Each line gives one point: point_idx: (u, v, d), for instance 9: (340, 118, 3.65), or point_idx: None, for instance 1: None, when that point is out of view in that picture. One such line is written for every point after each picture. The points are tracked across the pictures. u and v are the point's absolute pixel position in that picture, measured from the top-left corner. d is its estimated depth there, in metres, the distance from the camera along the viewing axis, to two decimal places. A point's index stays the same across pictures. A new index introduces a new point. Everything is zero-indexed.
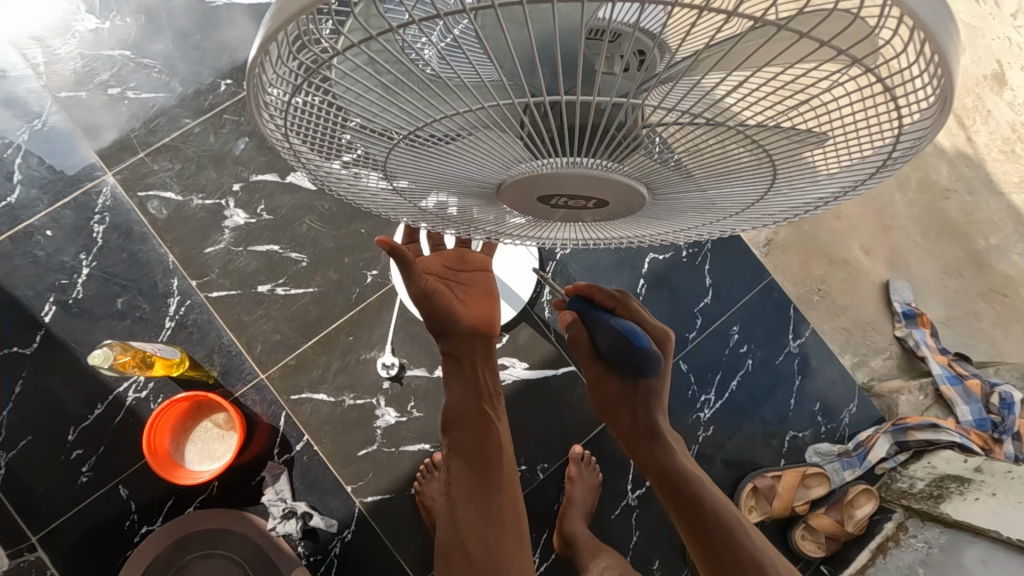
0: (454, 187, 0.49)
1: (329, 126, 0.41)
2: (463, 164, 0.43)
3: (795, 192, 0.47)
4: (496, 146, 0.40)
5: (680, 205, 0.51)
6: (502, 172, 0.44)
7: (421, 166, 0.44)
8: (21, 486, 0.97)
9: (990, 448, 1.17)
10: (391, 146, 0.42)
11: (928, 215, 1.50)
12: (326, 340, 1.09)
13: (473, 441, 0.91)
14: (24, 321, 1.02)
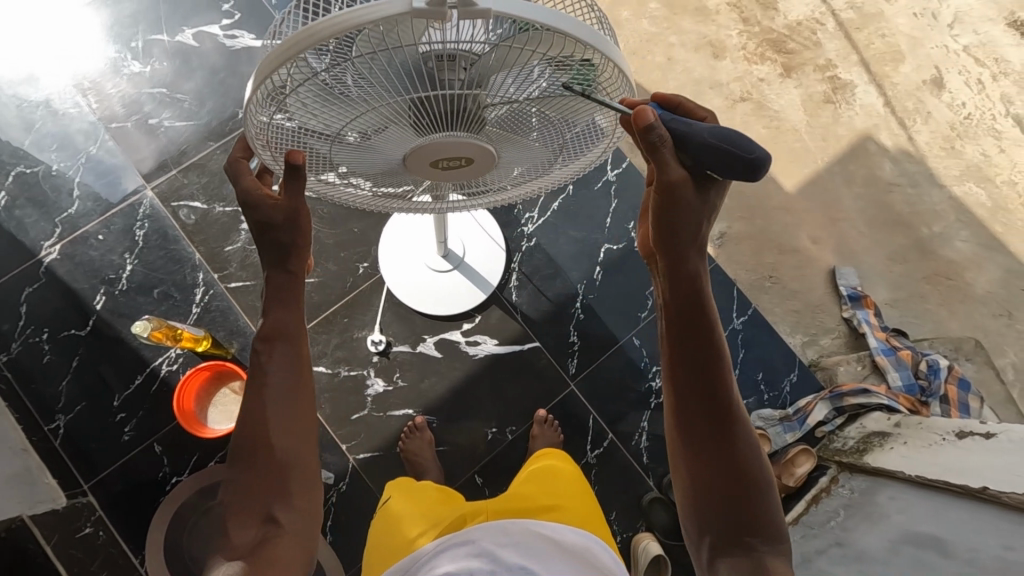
0: (383, 169, 0.65)
1: (294, 137, 0.56)
2: (381, 148, 0.59)
3: (598, 145, 0.64)
4: (398, 132, 0.55)
5: (524, 162, 0.67)
6: (404, 150, 0.59)
7: (356, 154, 0.60)
8: (77, 442, 1.18)
9: (917, 409, 1.32)
10: (329, 144, 0.57)
11: (872, 208, 1.65)
12: (326, 321, 1.29)
13: (291, 330, 0.63)
14: (81, 308, 1.24)
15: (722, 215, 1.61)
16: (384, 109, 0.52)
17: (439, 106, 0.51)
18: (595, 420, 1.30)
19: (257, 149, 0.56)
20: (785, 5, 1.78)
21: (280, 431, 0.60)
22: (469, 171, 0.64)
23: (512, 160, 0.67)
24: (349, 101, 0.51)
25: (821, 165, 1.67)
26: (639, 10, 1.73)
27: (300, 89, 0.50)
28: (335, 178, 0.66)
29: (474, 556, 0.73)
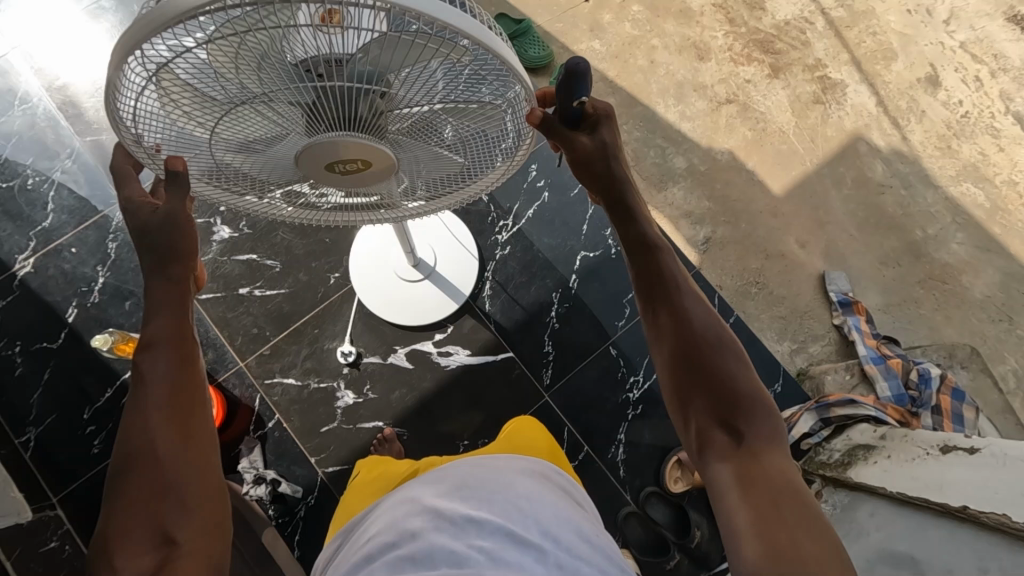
0: (282, 170, 0.64)
1: (177, 126, 0.54)
2: (274, 144, 0.57)
3: (507, 151, 0.63)
4: (288, 125, 0.54)
5: (436, 169, 0.67)
6: (298, 148, 0.58)
7: (248, 149, 0.58)
8: (46, 455, 1.18)
9: (907, 421, 1.24)
10: (221, 143, 0.57)
11: (863, 210, 1.60)
12: (295, 332, 1.27)
13: (168, 338, 0.62)
14: (52, 320, 1.24)
15: (706, 220, 1.57)
16: (268, 106, 0.51)
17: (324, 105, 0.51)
18: (570, 431, 1.27)
19: (138, 145, 0.55)
20: (772, 5, 1.74)
21: (168, 443, 0.57)
22: (371, 173, 0.62)
23: (424, 165, 0.66)
24: (231, 99, 0.50)
25: (809, 167, 1.63)
26: (620, 15, 1.71)
27: (174, 82, 0.49)
28: (236, 186, 0.65)
29: (417, 514, 0.63)
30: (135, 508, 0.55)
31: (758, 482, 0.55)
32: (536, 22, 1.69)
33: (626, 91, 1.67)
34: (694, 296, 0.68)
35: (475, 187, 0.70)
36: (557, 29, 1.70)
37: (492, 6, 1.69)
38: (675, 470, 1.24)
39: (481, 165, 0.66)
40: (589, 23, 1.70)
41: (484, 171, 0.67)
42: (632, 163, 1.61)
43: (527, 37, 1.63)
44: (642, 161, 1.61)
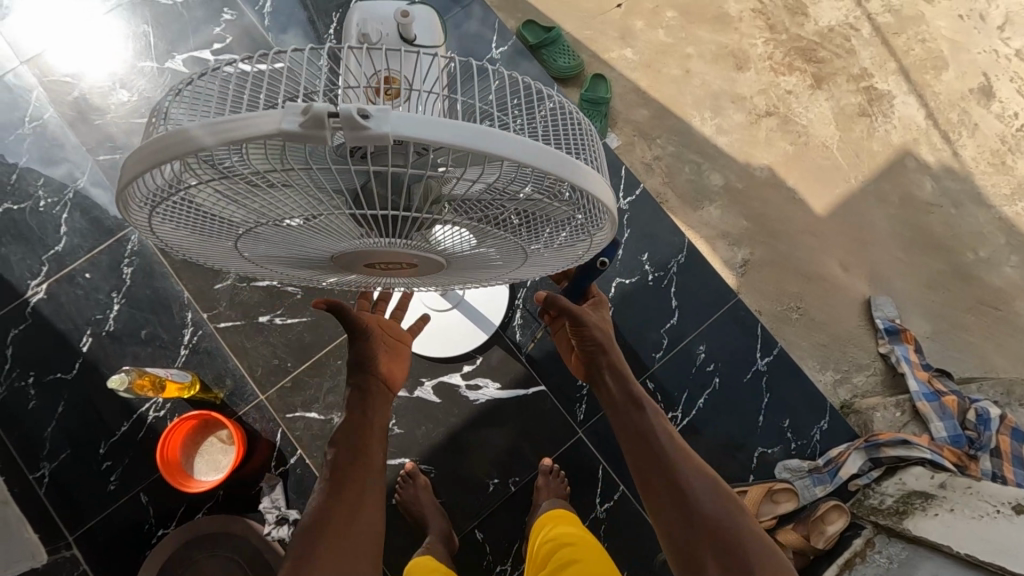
0: (318, 260, 0.58)
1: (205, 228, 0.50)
2: (309, 243, 0.52)
3: (570, 240, 0.56)
4: (324, 231, 0.49)
5: (483, 260, 0.62)
6: (335, 247, 0.52)
7: (281, 245, 0.53)
8: (61, 492, 1.14)
9: (965, 465, 1.17)
10: (249, 241, 0.52)
11: (910, 231, 1.51)
12: (318, 363, 1.22)
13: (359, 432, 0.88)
14: (66, 350, 1.19)
15: (744, 241, 1.49)
16: (302, 216, 0.46)
17: (374, 225, 0.46)
18: (604, 469, 1.21)
19: (155, 232, 0.51)
20: (815, 10, 1.64)
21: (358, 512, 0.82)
22: (415, 267, 0.57)
23: (475, 257, 0.60)
24: (266, 212, 0.46)
25: (853, 185, 1.54)
26: (654, 20, 1.62)
27: (201, 195, 0.44)
28: (264, 263, 0.61)
29: None
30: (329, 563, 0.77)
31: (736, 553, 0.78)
32: (566, 29, 1.61)
33: (660, 102, 1.58)
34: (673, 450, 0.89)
35: (523, 268, 0.66)
36: (588, 36, 1.61)
37: (519, 12, 1.61)
38: None
39: (539, 254, 0.60)
40: (621, 30, 1.62)
41: (542, 256, 0.60)
42: (666, 179, 1.53)
43: (556, 46, 1.55)
44: (676, 178, 1.53)
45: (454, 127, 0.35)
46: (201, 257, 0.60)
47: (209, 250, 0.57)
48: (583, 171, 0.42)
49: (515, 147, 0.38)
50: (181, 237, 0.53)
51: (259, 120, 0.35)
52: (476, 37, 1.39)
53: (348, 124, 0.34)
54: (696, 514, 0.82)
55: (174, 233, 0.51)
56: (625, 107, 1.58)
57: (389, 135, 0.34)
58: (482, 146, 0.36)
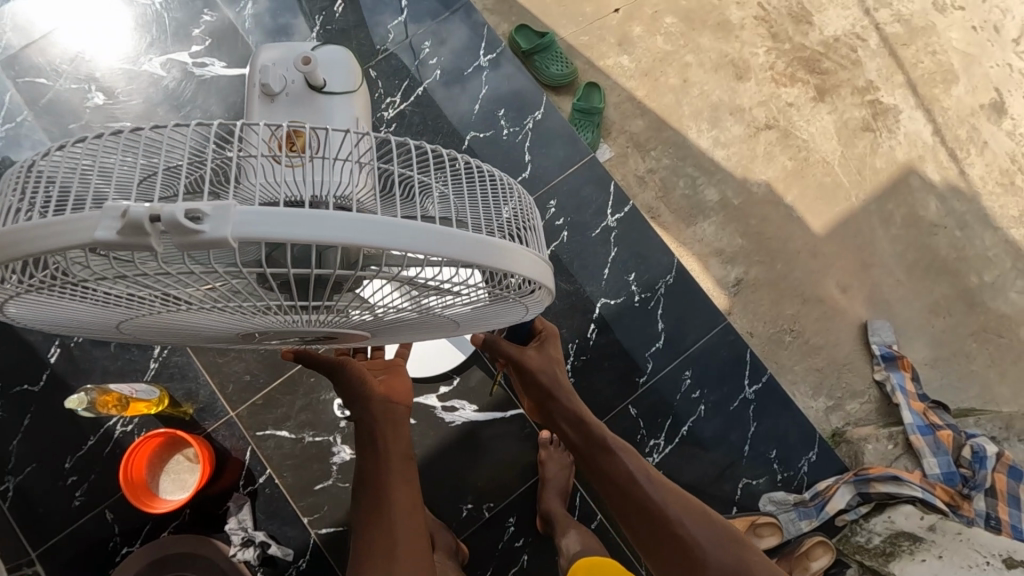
0: (233, 334, 0.57)
1: (96, 315, 0.48)
2: (208, 323, 0.50)
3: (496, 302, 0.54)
4: (213, 316, 0.46)
5: (415, 327, 0.59)
6: (235, 326, 0.50)
7: (183, 325, 0.52)
8: (25, 507, 1.11)
9: (957, 504, 1.13)
10: (141, 322, 0.51)
11: (912, 253, 1.45)
12: (291, 380, 1.18)
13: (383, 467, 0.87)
14: (34, 361, 1.16)
15: (739, 259, 1.44)
16: (182, 305, 0.44)
17: (256, 311, 0.44)
18: (582, 497, 1.17)
19: (39, 318, 0.50)
20: (821, 18, 1.58)
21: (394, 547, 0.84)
22: (333, 336, 0.55)
23: (402, 327, 0.58)
24: (137, 302, 0.44)
25: (855, 203, 1.49)
26: (653, 26, 1.56)
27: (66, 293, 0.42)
28: (172, 336, 0.60)
29: None
30: None
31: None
32: (560, 34, 1.56)
33: (656, 112, 1.53)
34: (658, 487, 0.88)
35: (462, 327, 0.64)
36: (583, 43, 1.56)
37: (512, 15, 1.55)
38: None
39: (469, 315, 0.57)
40: (617, 36, 1.56)
41: (474, 315, 0.57)
42: (661, 194, 1.48)
43: (549, 52, 1.50)
44: (671, 192, 1.48)
45: (301, 219, 0.33)
46: (118, 333, 0.59)
47: (110, 329, 0.56)
48: (470, 243, 0.40)
49: (382, 231, 0.35)
50: (71, 320, 0.52)
51: (80, 228, 0.33)
52: (464, 42, 1.33)
53: (175, 229, 0.32)
54: (689, 549, 0.83)
55: (69, 318, 0.50)
56: (619, 117, 1.53)
57: (225, 239, 0.32)
58: (334, 238, 0.34)
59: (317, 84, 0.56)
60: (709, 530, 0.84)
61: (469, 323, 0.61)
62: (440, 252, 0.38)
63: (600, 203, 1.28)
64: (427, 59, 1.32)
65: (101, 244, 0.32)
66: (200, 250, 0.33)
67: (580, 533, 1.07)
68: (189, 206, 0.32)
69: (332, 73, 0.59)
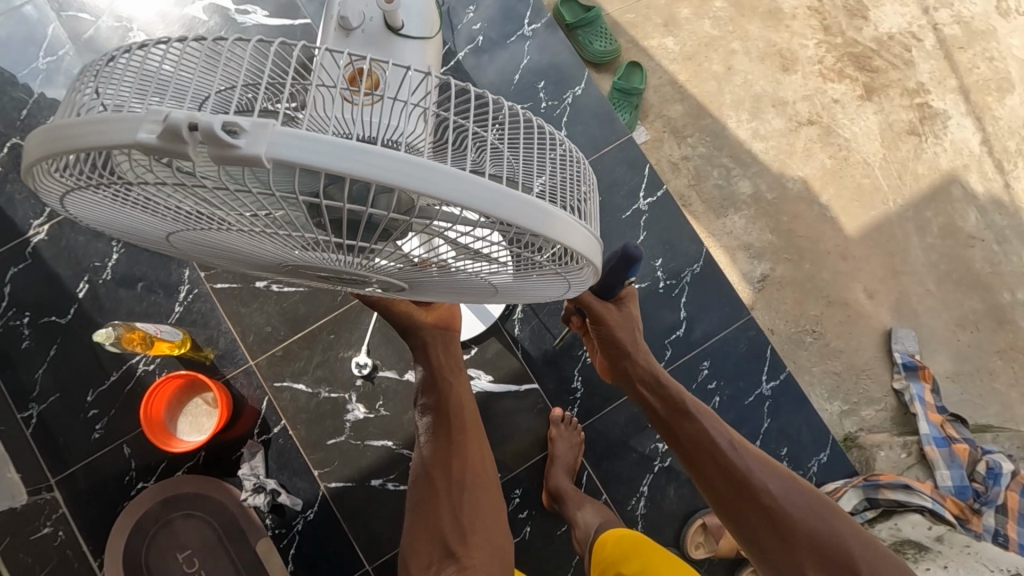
0: (269, 263, 0.57)
1: (132, 220, 0.49)
2: (246, 248, 0.50)
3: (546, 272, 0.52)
4: (252, 241, 0.46)
5: (458, 288, 0.59)
6: (277, 255, 0.50)
7: (221, 246, 0.52)
8: (46, 435, 1.15)
9: (966, 517, 1.11)
10: (183, 236, 0.51)
11: (945, 263, 1.42)
12: (310, 336, 1.19)
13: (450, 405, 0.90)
14: (63, 295, 1.18)
15: (767, 255, 1.42)
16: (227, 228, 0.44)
17: (302, 245, 0.44)
18: (589, 476, 1.18)
19: (93, 219, 0.52)
20: (876, 14, 1.53)
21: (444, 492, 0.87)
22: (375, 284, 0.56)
23: (447, 285, 0.57)
24: (183, 217, 0.44)
25: (891, 208, 1.45)
26: (701, 9, 1.53)
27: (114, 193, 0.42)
28: (218, 258, 0.61)
29: None
30: (420, 529, 0.87)
31: (832, 542, 0.81)
32: (606, 10, 1.52)
33: (696, 98, 1.50)
34: (741, 450, 0.88)
35: (502, 293, 0.63)
36: (628, 21, 1.52)
37: None
38: (698, 534, 1.15)
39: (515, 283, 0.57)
40: (664, 17, 1.52)
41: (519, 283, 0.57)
42: (693, 182, 1.46)
43: (594, 28, 1.46)
44: (704, 181, 1.46)
45: (341, 152, 0.31)
46: (154, 246, 0.60)
47: (160, 243, 0.58)
48: (520, 205, 0.37)
49: (431, 175, 0.33)
50: (117, 224, 0.52)
51: (130, 129, 0.32)
52: (509, 10, 1.31)
53: (211, 141, 0.31)
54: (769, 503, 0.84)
55: (108, 220, 0.51)
56: (659, 100, 1.50)
57: (260, 156, 0.31)
58: (360, 169, 0.32)
59: (395, 25, 0.56)
60: (787, 488, 0.85)
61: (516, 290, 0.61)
62: (484, 208, 0.36)
63: (632, 185, 1.26)
64: (470, 24, 1.30)
65: (143, 146, 0.32)
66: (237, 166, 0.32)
67: (596, 507, 1.08)
68: (228, 119, 0.31)
69: (410, 17, 0.59)
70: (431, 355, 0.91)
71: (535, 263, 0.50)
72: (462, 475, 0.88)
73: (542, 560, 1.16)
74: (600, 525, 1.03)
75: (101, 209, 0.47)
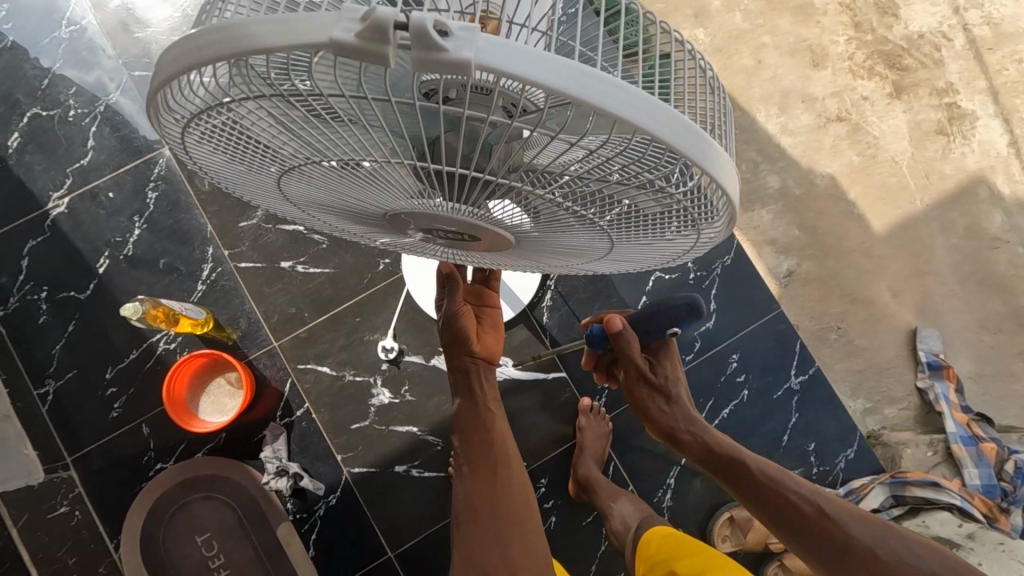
0: (363, 213, 0.55)
1: (237, 151, 0.46)
2: (353, 189, 0.48)
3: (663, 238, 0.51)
4: (372, 176, 0.44)
5: (557, 249, 0.58)
6: (385, 199, 0.48)
7: (323, 187, 0.50)
8: (62, 412, 1.12)
9: (994, 517, 1.10)
10: (285, 176, 0.49)
11: (970, 264, 1.42)
12: (335, 318, 1.17)
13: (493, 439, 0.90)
14: (82, 270, 1.15)
15: (793, 250, 1.41)
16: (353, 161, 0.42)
17: (433, 185, 0.42)
18: (615, 467, 1.17)
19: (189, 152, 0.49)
20: (907, 12, 1.51)
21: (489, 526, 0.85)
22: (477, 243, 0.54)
23: (548, 244, 0.56)
24: (308, 146, 0.42)
25: (918, 207, 1.45)
26: (733, 1, 1.51)
27: (240, 115, 0.40)
28: (307, 206, 0.59)
29: None
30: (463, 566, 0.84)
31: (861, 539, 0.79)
32: None
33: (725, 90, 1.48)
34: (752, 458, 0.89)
35: (595, 260, 0.62)
36: (659, 10, 1.51)
37: None
38: (724, 528, 1.14)
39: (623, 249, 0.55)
40: (695, 8, 1.51)
41: (624, 249, 0.55)
42: None
43: None
44: None
45: (548, 69, 0.30)
46: (237, 188, 0.58)
47: (251, 186, 0.55)
48: (701, 141, 0.35)
49: (631, 100, 0.32)
50: (214, 158, 0.50)
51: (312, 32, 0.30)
52: None
53: (419, 43, 0.28)
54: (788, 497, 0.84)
55: (205, 152, 0.48)
56: None
57: (468, 62, 0.29)
58: (567, 86, 0.30)
59: None
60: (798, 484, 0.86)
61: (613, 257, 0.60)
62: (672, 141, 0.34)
63: None
64: None
65: (337, 47, 0.29)
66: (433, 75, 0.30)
67: (631, 500, 1.08)
68: (437, 18, 0.29)
69: None
70: (476, 388, 0.89)
71: (658, 227, 0.48)
72: (506, 510, 0.86)
73: (566, 550, 1.15)
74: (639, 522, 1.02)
75: (211, 137, 0.44)
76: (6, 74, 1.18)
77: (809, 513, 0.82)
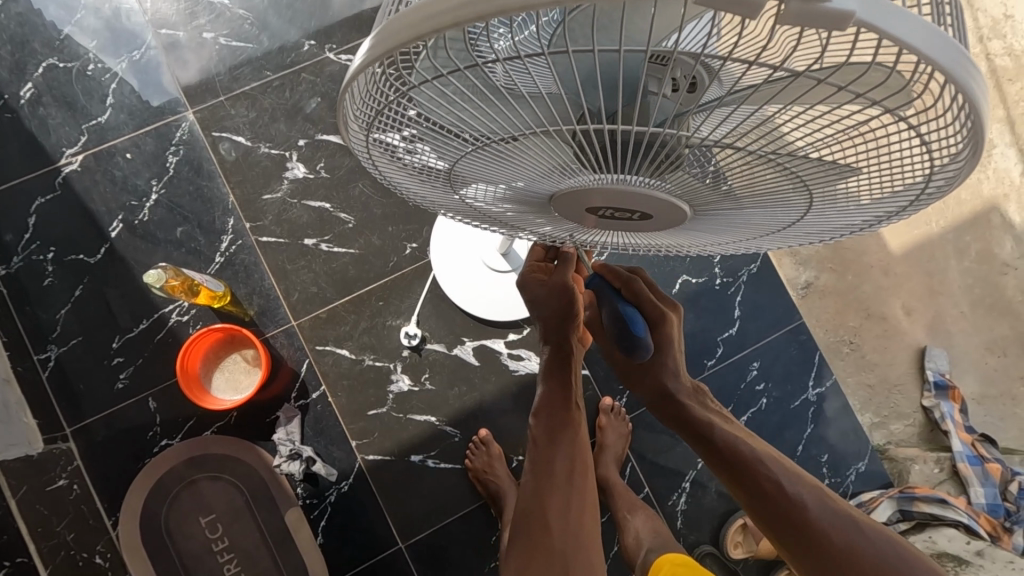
0: (507, 191, 0.54)
1: (406, 125, 0.44)
2: (518, 168, 0.47)
3: (839, 214, 0.51)
4: (553, 153, 0.43)
5: (705, 227, 0.58)
6: (554, 177, 0.47)
7: (482, 167, 0.48)
8: (66, 380, 1.07)
9: (997, 535, 1.13)
10: (446, 155, 0.48)
11: (981, 288, 1.37)
12: (359, 300, 1.14)
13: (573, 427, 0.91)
14: (93, 232, 1.10)
15: (812, 262, 1.35)
16: (546, 135, 0.41)
17: (634, 153, 0.42)
18: (632, 469, 1.16)
19: (345, 134, 0.47)
20: None
21: (556, 512, 0.83)
22: (633, 223, 0.54)
23: (702, 222, 0.56)
24: (498, 120, 0.40)
25: (932, 229, 1.39)
26: None
27: (440, 86, 0.39)
28: (437, 189, 0.57)
29: None
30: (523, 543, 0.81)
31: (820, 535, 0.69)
32: None
33: None
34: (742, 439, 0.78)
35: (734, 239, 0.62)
36: None
37: None
38: (738, 534, 1.14)
39: (784, 228, 0.56)
40: None
41: (780, 227, 0.56)
42: None
43: None
44: None
45: (912, 25, 0.30)
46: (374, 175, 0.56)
47: (409, 176, 0.55)
48: (969, 77, 0.33)
49: (949, 54, 0.31)
50: (370, 141, 0.48)
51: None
52: None
53: None
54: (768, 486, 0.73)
55: (364, 131, 0.46)
56: None
57: (854, 12, 0.28)
58: (918, 44, 0.30)
59: None
60: (782, 469, 0.75)
61: (757, 237, 0.60)
62: (948, 71, 0.32)
63: None
64: None
65: None
66: (797, 25, 0.29)
67: (646, 516, 1.04)
68: None
69: None
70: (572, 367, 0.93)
71: (844, 206, 0.49)
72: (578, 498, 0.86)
73: None
74: (652, 542, 0.98)
75: (383, 113, 0.43)
76: (23, 20, 1.10)
77: (767, 485, 0.73)
